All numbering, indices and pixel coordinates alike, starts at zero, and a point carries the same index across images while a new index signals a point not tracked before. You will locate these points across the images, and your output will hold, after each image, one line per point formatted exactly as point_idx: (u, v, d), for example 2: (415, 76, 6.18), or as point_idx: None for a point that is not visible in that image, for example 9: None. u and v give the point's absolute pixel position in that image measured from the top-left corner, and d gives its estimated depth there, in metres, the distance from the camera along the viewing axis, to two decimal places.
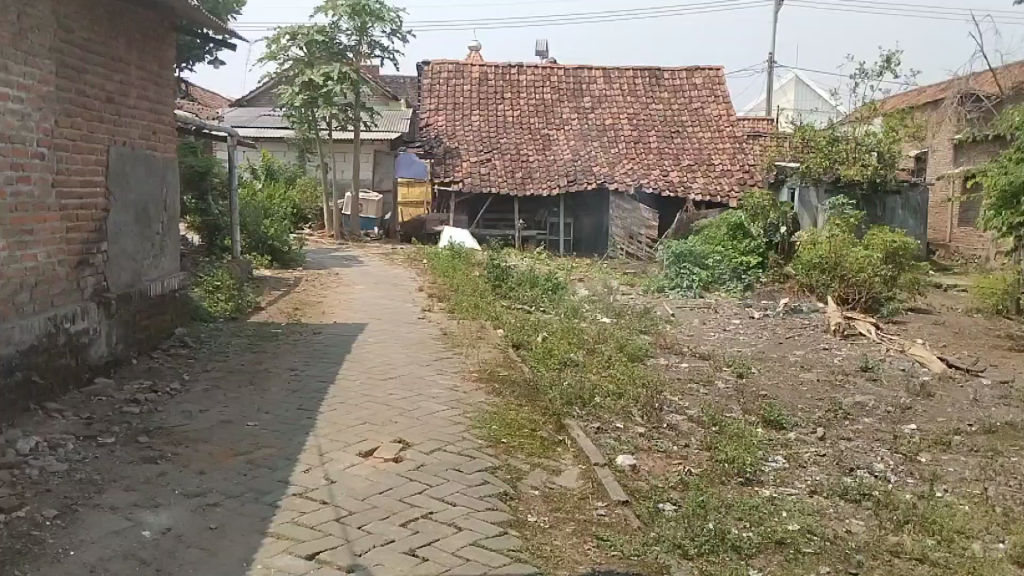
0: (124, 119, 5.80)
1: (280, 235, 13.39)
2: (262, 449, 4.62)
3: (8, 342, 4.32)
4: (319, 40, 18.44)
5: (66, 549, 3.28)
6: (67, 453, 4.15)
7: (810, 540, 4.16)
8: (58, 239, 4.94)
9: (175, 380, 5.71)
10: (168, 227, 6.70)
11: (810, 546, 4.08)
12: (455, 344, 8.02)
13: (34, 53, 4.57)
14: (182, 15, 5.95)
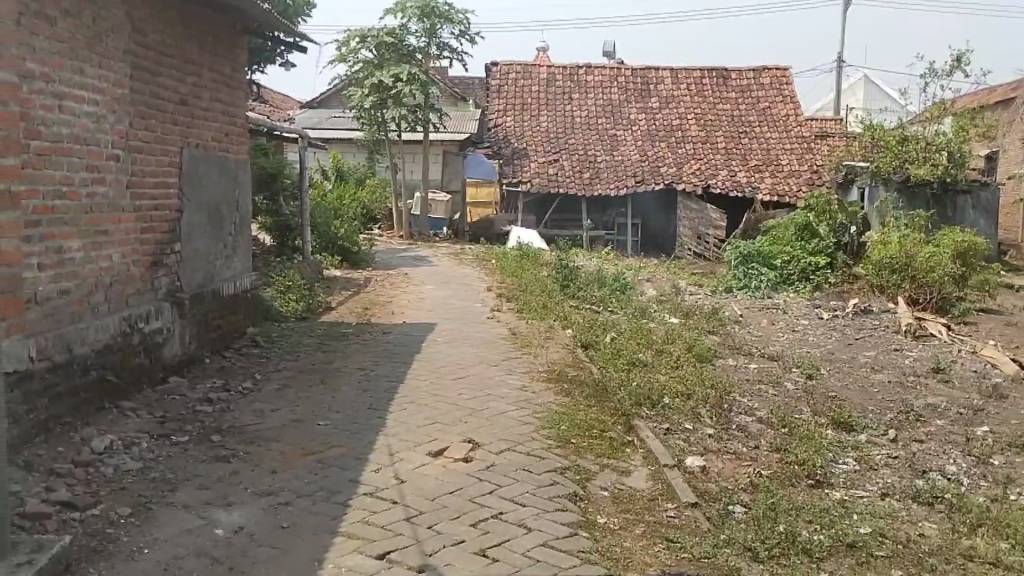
0: (197, 121, 5.89)
1: (350, 236, 13.54)
2: (332, 449, 4.60)
3: (83, 341, 4.40)
4: (389, 43, 18.63)
5: (140, 548, 3.30)
6: (140, 452, 4.20)
7: (882, 543, 3.93)
8: (133, 240, 5.02)
9: (247, 379, 5.76)
10: (240, 228, 6.79)
11: (882, 549, 3.85)
12: (523, 343, 7.94)
13: (109, 56, 4.65)
14: (253, 18, 6.02)
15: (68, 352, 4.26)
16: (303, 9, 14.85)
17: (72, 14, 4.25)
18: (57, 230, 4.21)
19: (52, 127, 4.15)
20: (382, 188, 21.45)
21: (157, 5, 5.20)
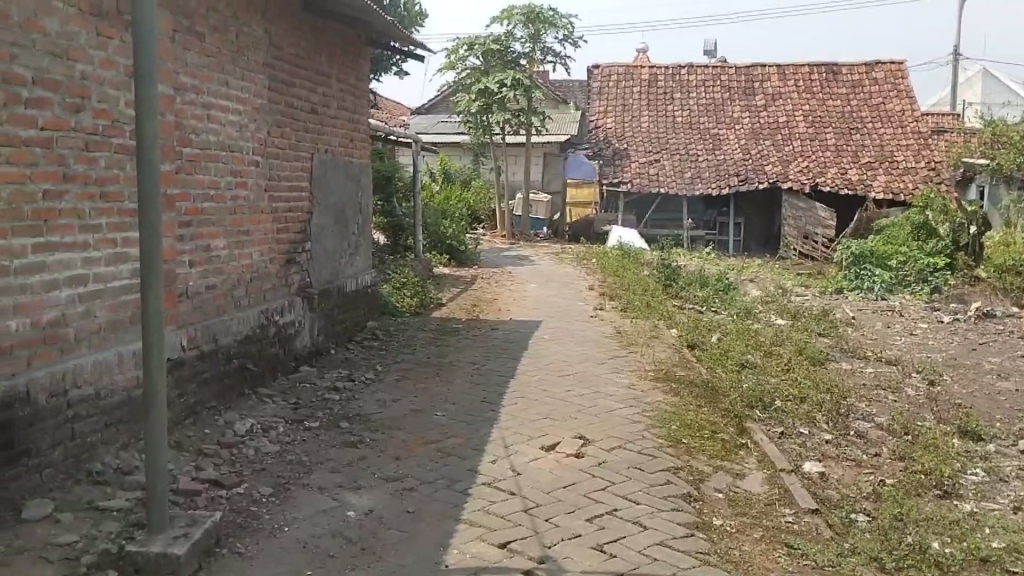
0: (326, 128, 6.19)
1: (458, 236, 13.88)
2: (451, 438, 4.78)
3: (227, 332, 4.74)
4: (495, 49, 18.95)
5: (282, 525, 3.54)
6: (277, 435, 4.48)
7: (1015, 559, 3.78)
8: (270, 239, 5.35)
9: (369, 370, 6.04)
10: (363, 228, 7.10)
11: (1017, 566, 3.70)
12: (629, 343, 7.96)
13: (250, 69, 4.98)
14: (378, 29, 6.29)
15: (214, 343, 4.59)
16: (418, 20, 15.44)
17: (218, 31, 4.58)
18: (204, 230, 4.54)
19: (201, 135, 4.47)
20: (485, 188, 21.77)
21: (292, 20, 5.51)
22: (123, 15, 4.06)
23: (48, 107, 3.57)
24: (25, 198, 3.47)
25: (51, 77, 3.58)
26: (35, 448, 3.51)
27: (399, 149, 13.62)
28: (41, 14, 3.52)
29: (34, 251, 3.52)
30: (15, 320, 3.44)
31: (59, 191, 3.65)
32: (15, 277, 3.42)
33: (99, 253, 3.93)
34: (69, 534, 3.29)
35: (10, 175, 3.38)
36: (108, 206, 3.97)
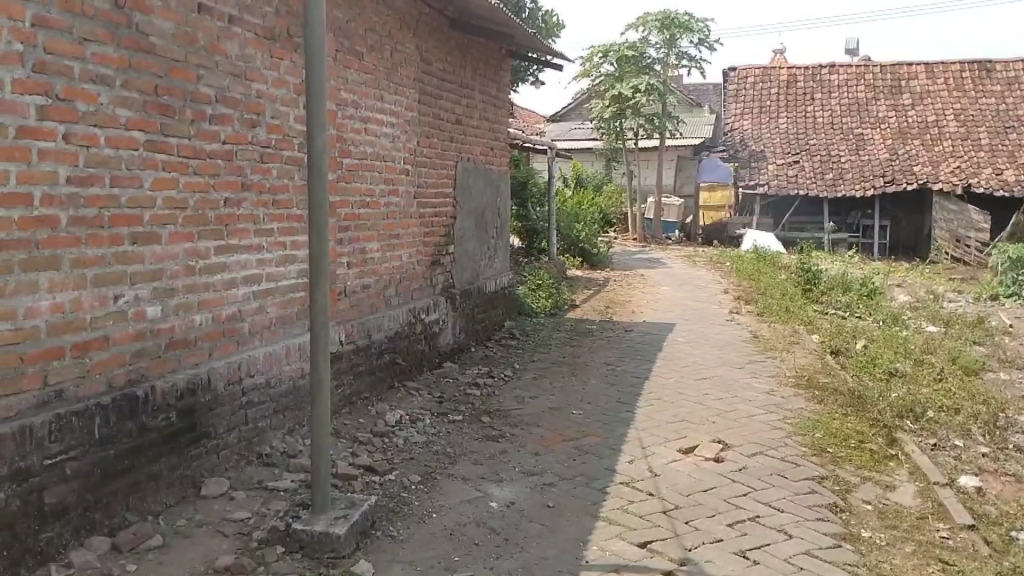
0: (469, 136, 6.45)
1: (592, 239, 14.01)
2: (588, 437, 4.89)
3: (379, 329, 5.05)
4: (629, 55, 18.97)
5: (430, 512, 3.76)
6: (424, 427, 4.73)
7: None
8: (418, 242, 5.64)
9: (508, 368, 6.25)
10: (502, 231, 7.33)
11: None
12: (767, 347, 7.82)
13: (402, 83, 5.27)
14: (521, 39, 6.48)
15: (367, 338, 4.91)
16: (555, 30, 15.85)
17: (375, 49, 4.89)
18: (361, 234, 4.85)
19: (360, 147, 4.78)
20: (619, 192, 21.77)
21: (440, 35, 5.79)
22: (294, 37, 4.64)
23: (229, 123, 4.13)
24: (209, 204, 4.02)
25: (232, 95, 4.13)
26: (217, 430, 4.10)
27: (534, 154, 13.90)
28: (223, 40, 4.05)
29: (216, 252, 4.10)
30: (200, 313, 4.01)
31: (236, 197, 4.22)
32: (201, 275, 4.00)
33: (271, 254, 4.53)
34: (243, 510, 3.79)
35: (198, 184, 3.93)
36: (278, 212, 4.56)
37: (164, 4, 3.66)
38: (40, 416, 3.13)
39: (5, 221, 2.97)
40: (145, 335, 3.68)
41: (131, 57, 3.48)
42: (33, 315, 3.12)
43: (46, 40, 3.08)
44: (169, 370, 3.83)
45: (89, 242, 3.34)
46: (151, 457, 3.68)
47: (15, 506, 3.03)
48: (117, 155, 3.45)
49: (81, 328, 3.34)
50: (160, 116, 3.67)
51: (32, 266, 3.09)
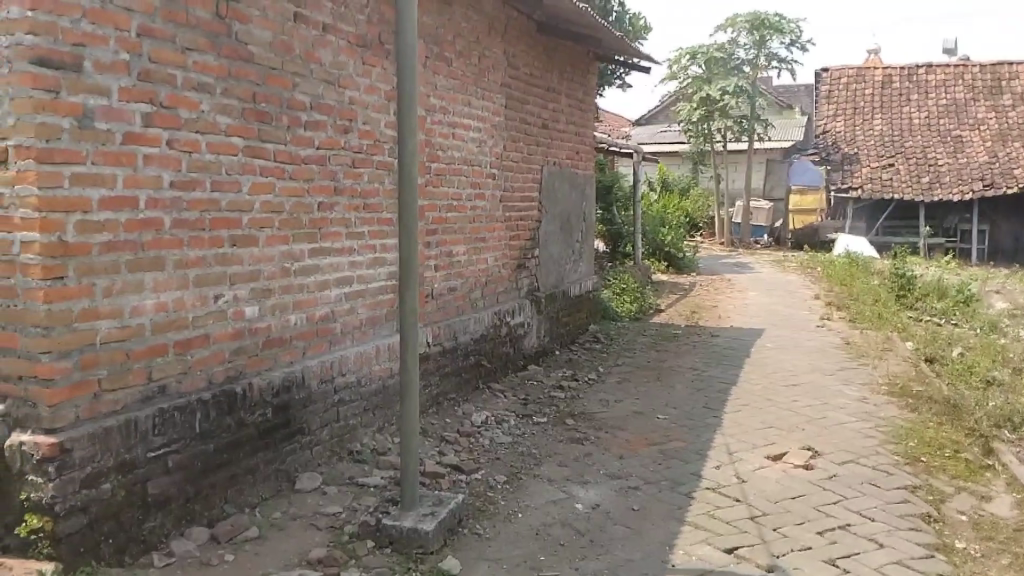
0: (555, 141, 6.49)
1: (677, 243, 13.88)
2: (674, 442, 4.85)
3: (465, 331, 5.13)
4: (718, 57, 18.76)
5: (516, 511, 3.79)
6: (509, 428, 4.78)
7: None
8: (504, 246, 5.70)
9: (592, 371, 6.26)
10: (587, 235, 7.34)
11: None
12: (859, 354, 7.57)
13: (490, 88, 5.34)
14: (608, 42, 6.48)
15: (454, 340, 5.00)
16: (644, 32, 16.03)
17: (463, 55, 4.97)
18: (448, 237, 4.94)
19: (447, 152, 4.88)
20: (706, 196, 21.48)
21: (527, 40, 5.84)
22: (386, 44, 4.77)
23: (323, 129, 4.27)
24: (304, 208, 4.17)
25: (326, 102, 4.27)
26: (310, 426, 4.23)
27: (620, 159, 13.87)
28: (318, 48, 4.20)
29: (311, 254, 4.24)
30: (295, 313, 4.16)
31: (330, 201, 4.36)
32: (295, 277, 4.14)
33: (362, 257, 4.66)
34: (334, 505, 3.91)
35: (294, 189, 4.09)
36: (369, 215, 4.69)
37: (262, 14, 3.81)
38: (144, 409, 3.30)
39: (114, 223, 3.12)
40: (243, 334, 3.84)
41: (231, 65, 3.64)
42: (139, 313, 3.28)
43: (152, 49, 3.24)
44: (265, 367, 3.98)
45: (191, 244, 3.50)
46: (248, 451, 3.83)
47: (121, 495, 3.20)
48: (217, 160, 3.61)
49: (184, 325, 3.51)
50: (258, 123, 3.82)
51: (138, 267, 3.25)
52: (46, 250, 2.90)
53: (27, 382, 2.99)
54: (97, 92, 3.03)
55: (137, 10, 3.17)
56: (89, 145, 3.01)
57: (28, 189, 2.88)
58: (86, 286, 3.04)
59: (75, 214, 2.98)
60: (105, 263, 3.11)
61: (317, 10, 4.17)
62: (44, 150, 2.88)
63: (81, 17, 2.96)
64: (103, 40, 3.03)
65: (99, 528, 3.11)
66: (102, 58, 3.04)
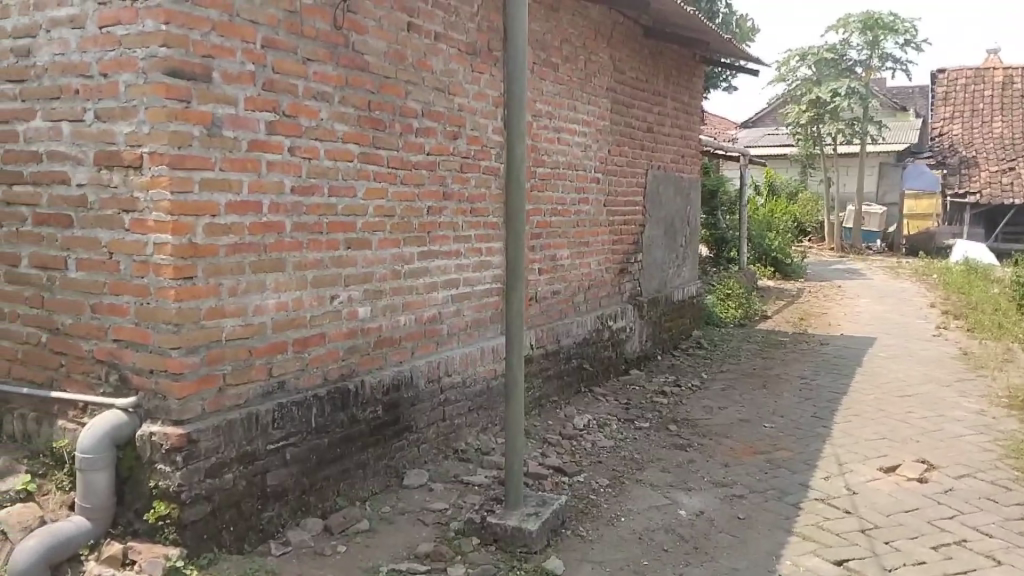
0: (660, 144, 6.46)
1: (785, 248, 13.55)
2: (780, 451, 4.74)
3: (568, 334, 5.19)
4: (829, 59, 18.21)
5: (619, 515, 3.80)
6: (612, 432, 4.80)
7: None
8: (607, 250, 5.71)
9: (696, 377, 6.19)
10: (691, 240, 7.27)
11: None
12: (978, 365, 7.19)
13: (596, 93, 5.36)
14: (716, 44, 6.41)
15: (557, 343, 5.06)
16: (749, 34, 16.14)
17: (570, 60, 5.01)
18: (552, 241, 5.00)
19: (553, 157, 4.93)
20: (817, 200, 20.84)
21: (634, 45, 5.84)
22: (495, 51, 4.86)
23: (433, 135, 4.39)
24: (414, 212, 4.30)
25: (436, 109, 4.39)
26: (418, 424, 4.37)
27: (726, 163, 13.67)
28: (430, 57, 4.32)
29: (420, 257, 4.37)
30: (405, 314, 4.30)
31: (439, 206, 4.48)
32: (405, 279, 4.28)
33: (469, 260, 4.76)
34: (440, 502, 4.02)
35: (405, 194, 4.22)
36: (476, 219, 4.79)
37: (378, 24, 3.96)
38: (265, 404, 3.47)
39: (239, 226, 3.30)
40: (357, 333, 3.99)
41: (349, 75, 3.80)
42: (260, 312, 3.45)
43: (275, 60, 3.41)
44: (377, 366, 4.13)
45: (309, 246, 3.66)
46: (359, 447, 3.98)
47: (242, 485, 3.38)
48: (334, 165, 3.77)
49: (302, 324, 3.67)
50: (373, 130, 3.97)
51: (260, 268, 3.43)
52: (177, 252, 3.08)
53: (158, 377, 3.16)
54: (224, 101, 3.20)
55: (261, 23, 3.34)
56: (217, 152, 3.19)
57: (161, 194, 3.04)
58: (213, 285, 3.22)
59: (204, 217, 3.16)
60: (231, 263, 3.29)
61: (429, 19, 4.30)
62: (177, 156, 3.05)
63: (209, 30, 3.12)
64: (230, 52, 3.21)
65: (221, 516, 3.29)
66: (230, 69, 3.22)
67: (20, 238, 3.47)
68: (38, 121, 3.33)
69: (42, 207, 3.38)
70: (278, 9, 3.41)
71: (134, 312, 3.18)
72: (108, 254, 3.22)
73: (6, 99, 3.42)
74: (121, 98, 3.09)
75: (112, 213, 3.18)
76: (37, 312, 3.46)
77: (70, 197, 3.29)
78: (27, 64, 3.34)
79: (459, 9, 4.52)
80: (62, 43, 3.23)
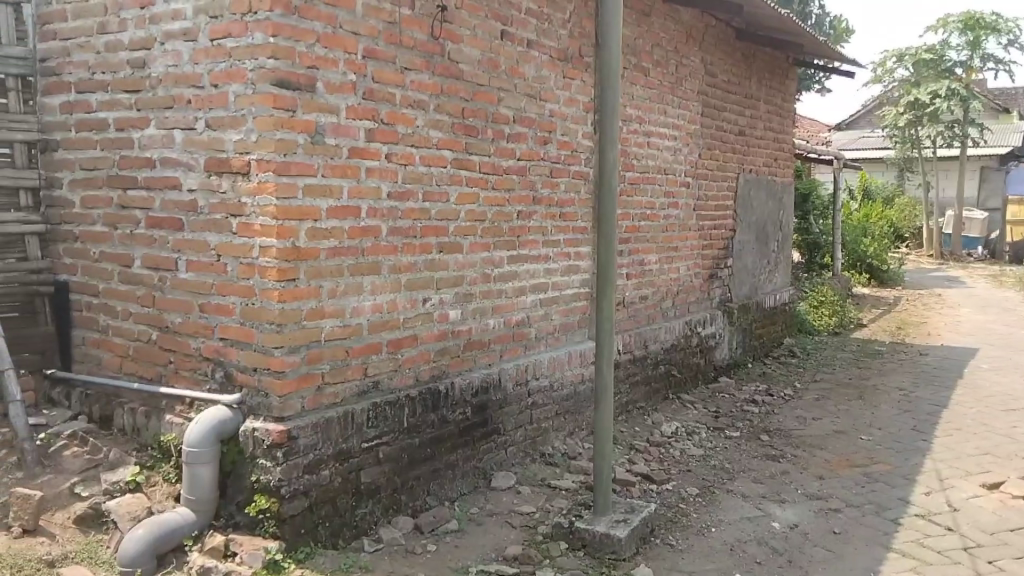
0: (752, 148, 6.34)
1: (881, 255, 13.11)
2: (878, 464, 4.59)
3: (656, 340, 5.15)
4: (928, 59, 17.44)
5: (709, 526, 3.76)
6: (701, 440, 4.75)
7: None
8: (697, 256, 5.64)
9: (788, 387, 6.05)
10: (782, 246, 7.13)
11: None
12: None
13: (687, 97, 5.31)
14: (810, 46, 6.27)
15: (644, 349, 5.03)
16: (844, 36, 15.73)
17: (661, 64, 4.98)
18: (640, 246, 4.96)
19: (642, 161, 4.90)
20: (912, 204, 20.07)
21: (726, 48, 5.77)
22: (586, 57, 4.87)
23: (525, 140, 4.42)
24: (505, 216, 4.34)
25: (528, 115, 4.42)
26: (505, 426, 4.42)
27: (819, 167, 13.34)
28: (522, 64, 4.36)
29: (510, 261, 4.40)
30: (494, 318, 4.34)
31: (528, 211, 4.50)
32: (496, 282, 4.33)
33: (557, 264, 4.77)
34: (528, 505, 4.06)
35: (496, 199, 4.27)
36: (565, 224, 4.79)
37: (472, 33, 4.04)
38: (360, 403, 3.61)
39: (338, 230, 3.48)
40: (447, 336, 4.08)
41: (443, 83, 3.91)
42: (358, 314, 3.61)
43: (374, 70, 3.58)
44: (466, 368, 4.21)
45: (404, 250, 3.80)
46: (449, 447, 4.08)
47: (338, 482, 3.51)
48: (429, 171, 3.89)
49: (396, 326, 3.80)
50: (466, 136, 4.06)
51: (358, 270, 3.59)
52: (281, 254, 3.26)
53: (261, 374, 3.34)
54: (327, 110, 3.39)
55: (363, 34, 3.51)
56: (320, 159, 3.38)
57: (267, 199, 3.24)
58: (314, 287, 3.40)
59: (306, 221, 3.34)
60: (330, 266, 3.46)
61: (522, 27, 4.34)
62: (281, 163, 3.24)
63: (314, 41, 3.31)
64: (332, 62, 3.38)
65: (318, 511, 3.43)
66: (332, 79, 3.40)
67: (133, 240, 3.67)
68: (152, 129, 3.55)
69: (155, 210, 3.59)
70: (378, 20, 3.57)
71: (239, 312, 3.37)
72: (216, 257, 3.42)
73: (123, 107, 3.63)
74: (231, 108, 3.30)
75: (220, 217, 3.39)
76: (148, 310, 3.67)
77: (181, 201, 3.50)
78: (142, 76, 3.56)
79: (551, 16, 4.54)
80: (175, 54, 3.45)
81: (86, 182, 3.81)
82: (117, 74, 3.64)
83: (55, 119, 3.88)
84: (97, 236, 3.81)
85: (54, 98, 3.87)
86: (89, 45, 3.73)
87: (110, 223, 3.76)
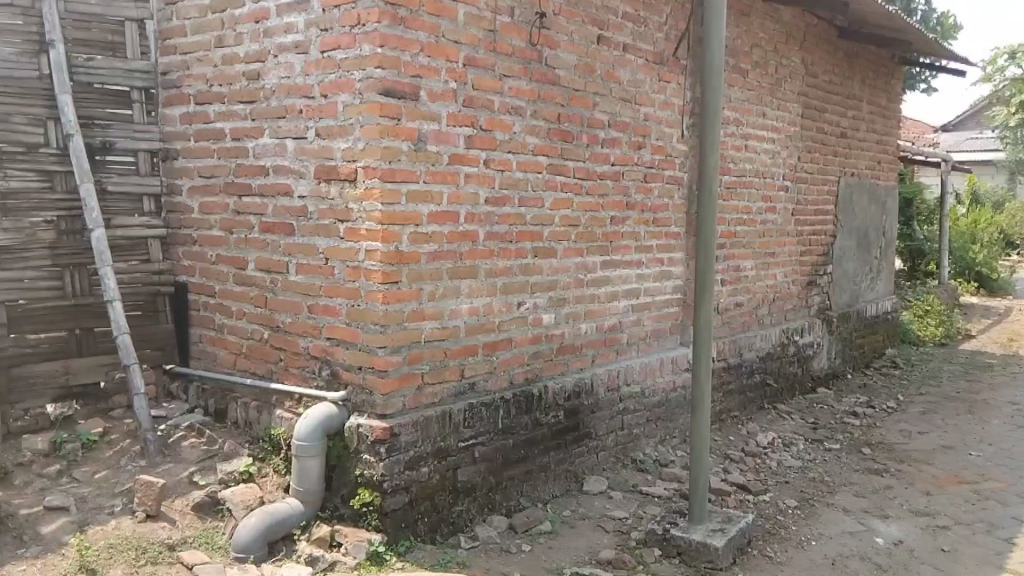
0: (854, 151, 6.18)
1: (992, 262, 12.52)
2: (989, 481, 4.40)
3: (752, 347, 5.08)
4: None
5: (809, 539, 3.70)
6: (799, 452, 4.67)
7: None
8: (795, 262, 5.53)
9: (891, 399, 5.85)
10: (885, 252, 6.90)
11: None
12: None
13: (786, 99, 5.22)
14: (918, 44, 6.06)
15: (739, 356, 4.97)
16: (951, 32, 15.09)
17: (760, 65, 4.91)
18: (736, 252, 4.90)
19: (739, 164, 4.84)
20: None
21: (828, 47, 5.65)
22: (683, 59, 4.83)
23: (620, 145, 4.44)
24: (599, 221, 4.36)
25: (623, 119, 4.44)
26: (597, 432, 4.44)
27: (924, 171, 12.85)
28: (618, 68, 4.38)
29: (603, 266, 4.42)
30: (587, 322, 4.37)
31: (622, 216, 4.51)
32: (588, 287, 4.35)
33: (650, 269, 4.76)
34: (621, 510, 4.10)
35: (591, 203, 4.30)
36: (659, 229, 4.78)
37: (570, 38, 4.08)
38: (457, 403, 3.75)
39: (438, 234, 3.59)
40: (541, 339, 4.13)
41: (541, 88, 3.98)
42: (455, 316, 3.72)
43: (475, 78, 3.67)
44: (559, 372, 4.25)
45: (500, 255, 3.88)
46: (542, 450, 4.14)
47: (436, 479, 3.68)
48: (525, 177, 3.95)
49: (492, 328, 3.89)
50: (561, 141, 4.11)
51: (456, 274, 3.69)
52: (385, 258, 3.41)
53: (366, 372, 3.53)
54: (428, 118, 3.51)
55: (464, 43, 3.61)
56: (422, 166, 3.50)
57: (372, 205, 3.40)
58: (415, 289, 3.53)
59: (408, 226, 3.47)
60: (430, 270, 3.58)
61: (619, 30, 4.36)
62: (387, 169, 3.38)
63: (418, 51, 3.43)
64: (435, 71, 3.51)
65: (417, 506, 3.61)
66: (434, 88, 3.52)
67: (247, 244, 3.92)
68: (265, 138, 3.77)
69: (267, 215, 3.82)
70: (478, 28, 3.66)
71: (346, 313, 3.57)
72: (324, 260, 3.63)
73: (239, 118, 3.86)
74: (339, 117, 3.47)
75: (328, 222, 3.59)
76: (260, 310, 3.92)
77: (292, 207, 3.72)
78: (256, 87, 3.77)
79: (649, 19, 4.54)
80: (287, 66, 3.65)
81: (204, 188, 4.05)
82: (233, 85, 3.86)
83: (174, 129, 4.13)
84: (214, 240, 4.05)
85: (174, 109, 4.10)
86: (207, 59, 3.95)
87: (226, 228, 4.00)
